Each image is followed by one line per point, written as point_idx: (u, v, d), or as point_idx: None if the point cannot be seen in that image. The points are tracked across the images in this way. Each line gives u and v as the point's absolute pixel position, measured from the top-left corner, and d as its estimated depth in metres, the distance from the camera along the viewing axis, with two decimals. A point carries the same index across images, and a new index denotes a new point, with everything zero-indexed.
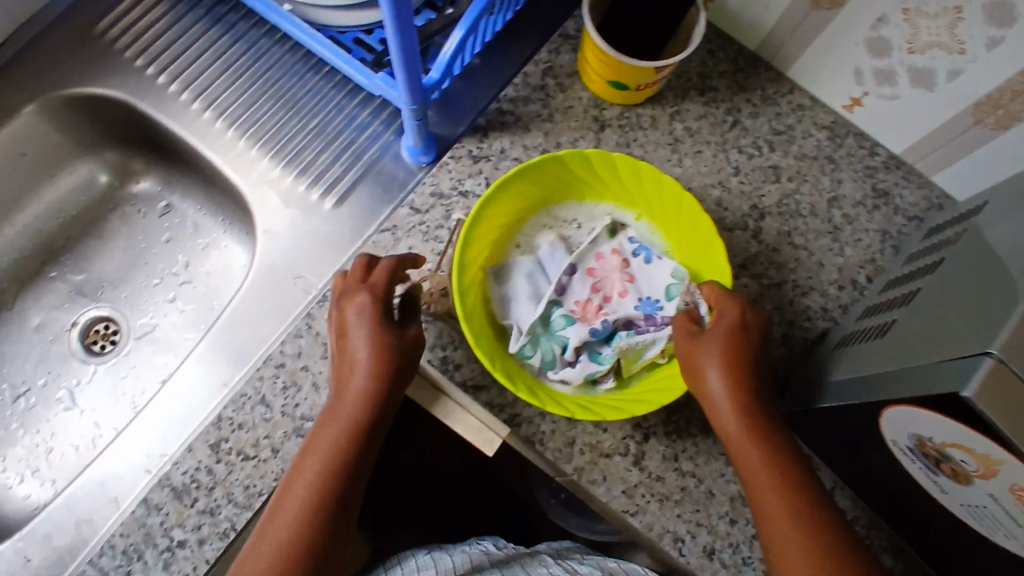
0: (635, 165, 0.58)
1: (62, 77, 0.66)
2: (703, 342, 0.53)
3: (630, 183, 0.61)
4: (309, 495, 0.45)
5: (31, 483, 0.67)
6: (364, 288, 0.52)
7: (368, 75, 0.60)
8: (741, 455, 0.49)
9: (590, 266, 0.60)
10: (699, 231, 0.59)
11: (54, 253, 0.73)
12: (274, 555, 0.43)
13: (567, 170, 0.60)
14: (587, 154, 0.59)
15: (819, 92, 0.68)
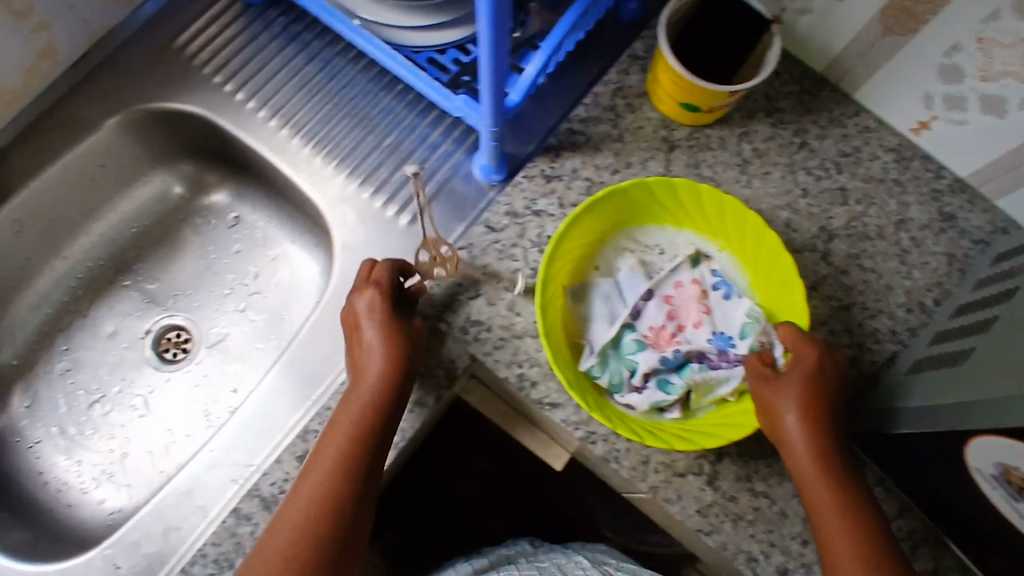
0: (720, 198, 0.60)
1: (142, 91, 0.67)
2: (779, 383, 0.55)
3: (711, 214, 0.62)
4: (330, 480, 0.51)
5: (107, 488, 0.69)
6: (371, 285, 0.58)
7: (448, 97, 0.62)
8: (815, 497, 0.52)
9: (664, 294, 0.61)
10: (778, 269, 0.59)
11: (127, 262, 0.75)
12: (298, 519, 0.50)
13: (652, 197, 0.61)
14: (670, 182, 0.60)
15: (885, 114, 0.68)
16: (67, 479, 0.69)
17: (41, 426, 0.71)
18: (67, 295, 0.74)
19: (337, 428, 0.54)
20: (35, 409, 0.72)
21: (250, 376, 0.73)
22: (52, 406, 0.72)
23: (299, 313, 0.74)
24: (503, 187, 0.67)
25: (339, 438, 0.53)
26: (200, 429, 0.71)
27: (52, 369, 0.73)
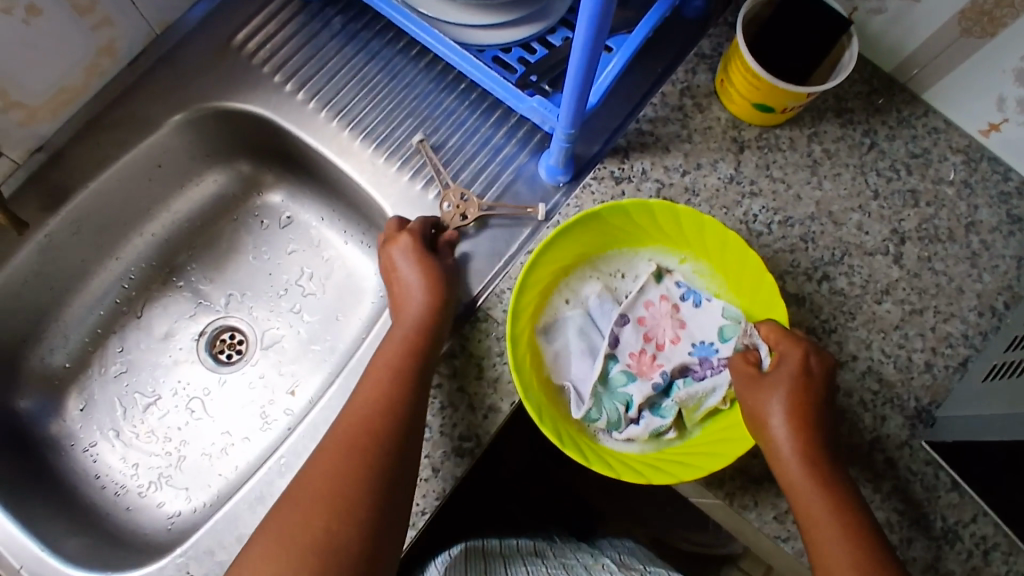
0: (676, 210, 0.58)
1: (200, 89, 0.68)
2: (765, 386, 0.53)
3: (670, 227, 0.61)
4: (354, 436, 0.49)
5: (166, 492, 0.68)
6: (404, 235, 0.61)
7: (523, 99, 0.61)
8: (806, 502, 0.50)
9: (641, 314, 0.60)
10: (749, 270, 0.59)
11: (181, 261, 0.75)
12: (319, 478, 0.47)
13: (607, 222, 0.60)
14: (625, 204, 0.59)
15: (955, 115, 0.67)
16: (124, 483, 0.68)
17: (95, 429, 0.70)
18: (121, 296, 0.73)
19: (371, 385, 0.53)
20: (89, 412, 0.71)
21: (307, 378, 0.72)
22: (107, 409, 0.71)
23: (357, 313, 0.73)
24: (569, 189, 0.66)
25: (370, 395, 0.52)
26: (257, 431, 0.70)
27: (107, 371, 0.72)
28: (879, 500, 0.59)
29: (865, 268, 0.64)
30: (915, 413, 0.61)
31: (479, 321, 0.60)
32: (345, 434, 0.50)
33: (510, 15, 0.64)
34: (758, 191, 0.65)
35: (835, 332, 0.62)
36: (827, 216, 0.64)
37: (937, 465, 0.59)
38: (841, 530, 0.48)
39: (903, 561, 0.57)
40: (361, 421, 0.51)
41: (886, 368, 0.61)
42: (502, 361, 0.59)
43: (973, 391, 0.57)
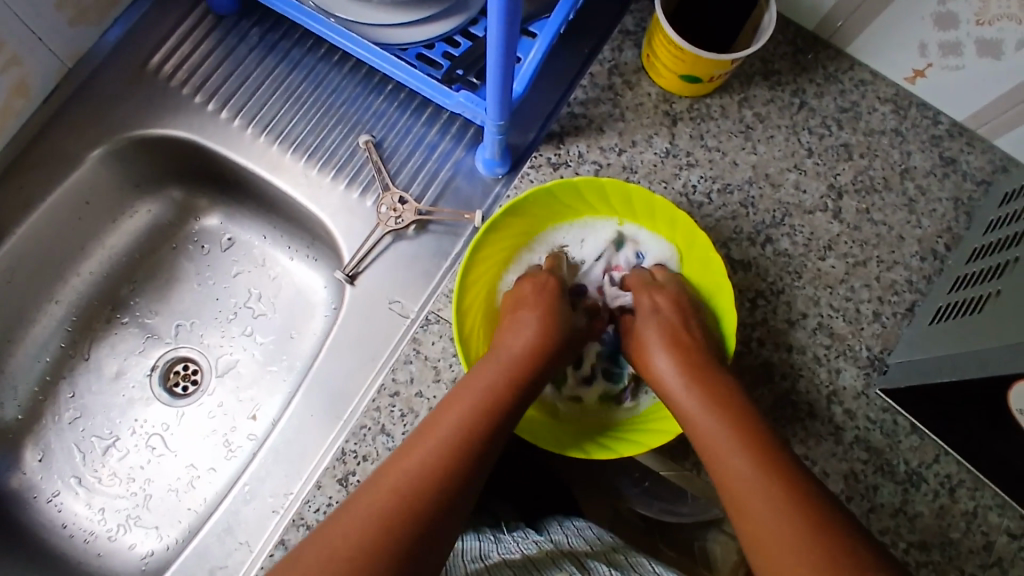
0: (598, 182, 0.58)
1: (121, 120, 0.66)
2: (659, 342, 0.58)
3: (594, 199, 0.62)
4: (433, 461, 0.45)
5: (136, 533, 0.67)
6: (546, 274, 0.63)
7: (450, 95, 0.60)
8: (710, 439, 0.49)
9: (596, 285, 0.68)
10: (679, 224, 0.60)
11: (124, 297, 0.74)
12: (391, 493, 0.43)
13: (534, 208, 0.61)
14: (550, 188, 0.58)
15: (879, 66, 0.68)
16: (92, 529, 0.67)
17: (56, 478, 0.68)
18: (65, 340, 0.72)
19: (440, 423, 0.48)
20: (48, 462, 0.69)
21: (267, 400, 0.71)
22: (65, 457, 0.69)
23: (310, 328, 0.72)
24: (508, 180, 0.66)
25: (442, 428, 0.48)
26: (222, 460, 0.69)
27: (61, 419, 0.70)
28: (843, 452, 0.59)
29: (806, 226, 0.64)
30: (869, 362, 0.61)
31: (430, 323, 0.59)
32: (448, 427, 0.48)
33: (429, 12, 0.64)
34: (695, 161, 0.65)
35: (782, 293, 0.63)
36: (765, 179, 0.65)
37: (894, 412, 0.60)
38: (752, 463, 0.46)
39: (873, 508, 0.58)
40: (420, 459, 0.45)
41: (836, 322, 0.62)
42: (458, 362, 0.58)
43: (924, 338, 0.58)
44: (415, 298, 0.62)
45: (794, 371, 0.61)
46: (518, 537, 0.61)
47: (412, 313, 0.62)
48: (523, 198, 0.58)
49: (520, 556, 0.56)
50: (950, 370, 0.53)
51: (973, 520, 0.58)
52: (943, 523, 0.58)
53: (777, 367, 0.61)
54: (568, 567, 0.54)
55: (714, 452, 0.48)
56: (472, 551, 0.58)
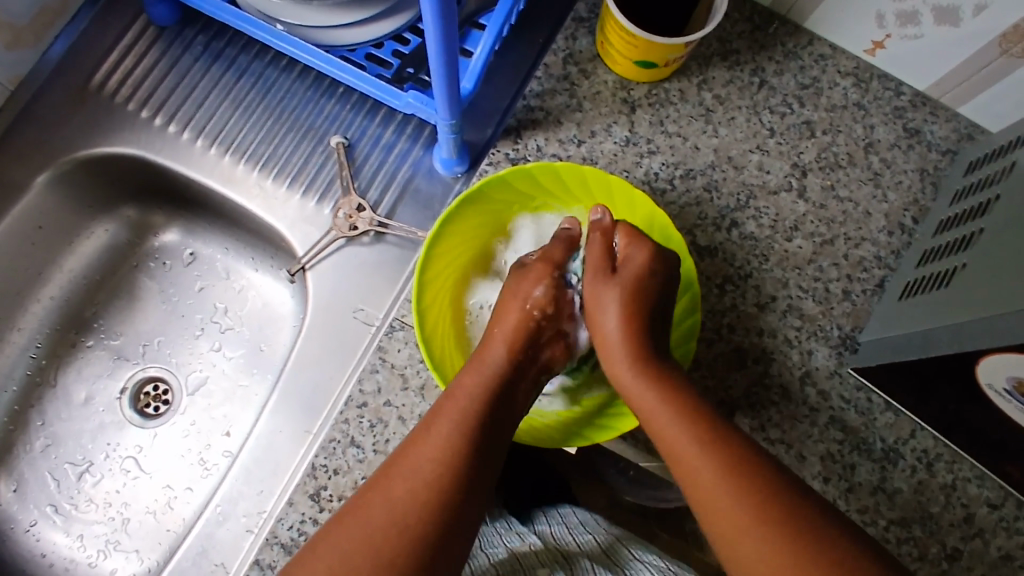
0: (552, 168, 0.58)
1: (69, 141, 0.66)
2: (608, 285, 0.58)
3: (549, 182, 0.60)
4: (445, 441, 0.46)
5: (116, 557, 0.66)
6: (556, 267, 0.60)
7: (399, 96, 0.58)
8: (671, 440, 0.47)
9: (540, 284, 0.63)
10: (637, 205, 0.59)
11: (87, 320, 0.73)
12: (416, 477, 0.44)
13: (486, 197, 0.59)
14: (503, 176, 0.57)
15: (838, 40, 0.67)
16: (72, 557, 0.66)
17: (32, 507, 0.67)
18: (31, 368, 0.70)
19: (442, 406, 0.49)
20: (23, 491, 0.68)
21: (240, 414, 0.70)
22: (40, 486, 0.68)
23: (279, 340, 0.71)
24: (468, 177, 0.65)
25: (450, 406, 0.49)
26: (199, 479, 0.68)
27: (32, 448, 0.69)
28: (819, 433, 0.59)
29: (772, 208, 0.63)
30: (840, 341, 0.61)
31: (395, 330, 0.58)
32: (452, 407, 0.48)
33: (310, 20, 0.61)
34: (656, 148, 0.64)
35: (751, 277, 0.62)
36: (727, 162, 0.64)
37: (868, 389, 0.60)
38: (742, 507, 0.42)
39: (851, 488, 0.58)
40: (431, 453, 0.45)
41: (806, 303, 0.62)
42: (425, 367, 0.57)
43: (894, 312, 0.58)
44: (380, 305, 0.61)
45: (766, 355, 0.60)
46: (507, 533, 0.61)
47: (377, 321, 0.61)
48: (475, 190, 0.57)
49: (504, 555, 0.55)
50: (916, 347, 0.52)
51: (952, 493, 0.58)
52: (923, 498, 0.58)
53: (748, 351, 0.60)
54: (550, 565, 0.52)
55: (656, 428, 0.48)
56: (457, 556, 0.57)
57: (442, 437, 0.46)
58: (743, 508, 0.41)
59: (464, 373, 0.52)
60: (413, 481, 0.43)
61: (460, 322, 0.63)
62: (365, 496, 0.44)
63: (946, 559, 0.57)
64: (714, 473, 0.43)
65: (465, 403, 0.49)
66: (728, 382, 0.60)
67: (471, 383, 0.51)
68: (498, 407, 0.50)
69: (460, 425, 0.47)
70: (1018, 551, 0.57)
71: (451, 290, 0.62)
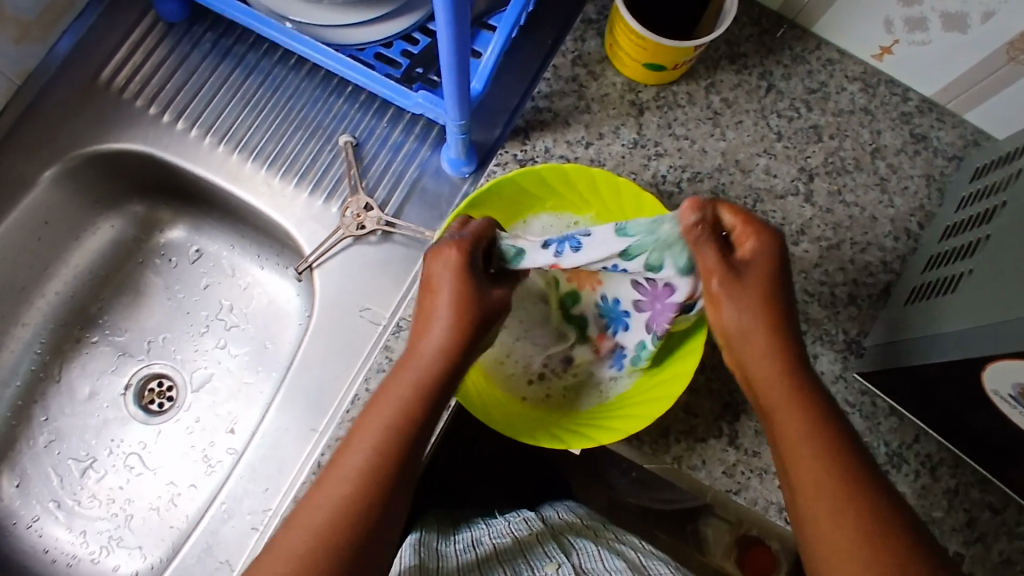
0: (561, 169, 0.58)
1: (76, 137, 0.66)
2: (727, 306, 0.49)
3: (557, 184, 0.60)
4: (375, 456, 0.44)
5: (119, 554, 0.66)
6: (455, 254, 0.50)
7: (408, 95, 0.58)
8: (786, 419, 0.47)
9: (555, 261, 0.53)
10: (645, 207, 0.59)
11: (92, 316, 0.73)
12: (346, 490, 0.43)
13: (495, 198, 0.59)
14: (512, 176, 0.58)
15: (846, 45, 0.67)
16: (75, 552, 0.66)
17: (35, 503, 0.67)
18: (35, 363, 0.70)
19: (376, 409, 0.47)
20: (26, 486, 0.68)
21: (244, 412, 0.70)
22: (43, 482, 0.68)
23: (284, 338, 0.71)
24: (476, 178, 0.65)
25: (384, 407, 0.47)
26: (202, 476, 0.68)
27: (36, 443, 0.69)
28: None
29: (778, 212, 0.64)
30: (845, 345, 0.61)
31: (402, 330, 0.58)
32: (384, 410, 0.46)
33: (320, 21, 0.62)
34: (663, 151, 0.64)
35: None
36: (735, 166, 0.64)
37: (873, 394, 0.60)
38: (837, 487, 0.44)
39: None
40: (354, 470, 0.44)
41: (811, 307, 0.62)
42: None
43: (899, 317, 0.58)
44: (386, 304, 0.61)
45: None
46: (513, 523, 0.62)
47: (384, 320, 0.61)
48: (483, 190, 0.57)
49: (508, 542, 0.57)
50: (923, 353, 0.52)
51: (954, 497, 0.58)
52: (926, 502, 0.58)
53: None
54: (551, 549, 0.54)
55: (793, 435, 0.46)
56: (461, 547, 0.57)
57: (366, 455, 0.44)
58: (833, 480, 0.44)
59: (396, 370, 0.49)
60: (336, 497, 0.43)
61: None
62: (301, 506, 0.44)
63: None
64: (836, 483, 0.44)
65: (392, 413, 0.46)
66: (733, 385, 0.60)
67: (405, 385, 0.48)
68: (430, 413, 0.47)
69: (383, 439, 0.45)
70: (1019, 556, 0.57)
71: None
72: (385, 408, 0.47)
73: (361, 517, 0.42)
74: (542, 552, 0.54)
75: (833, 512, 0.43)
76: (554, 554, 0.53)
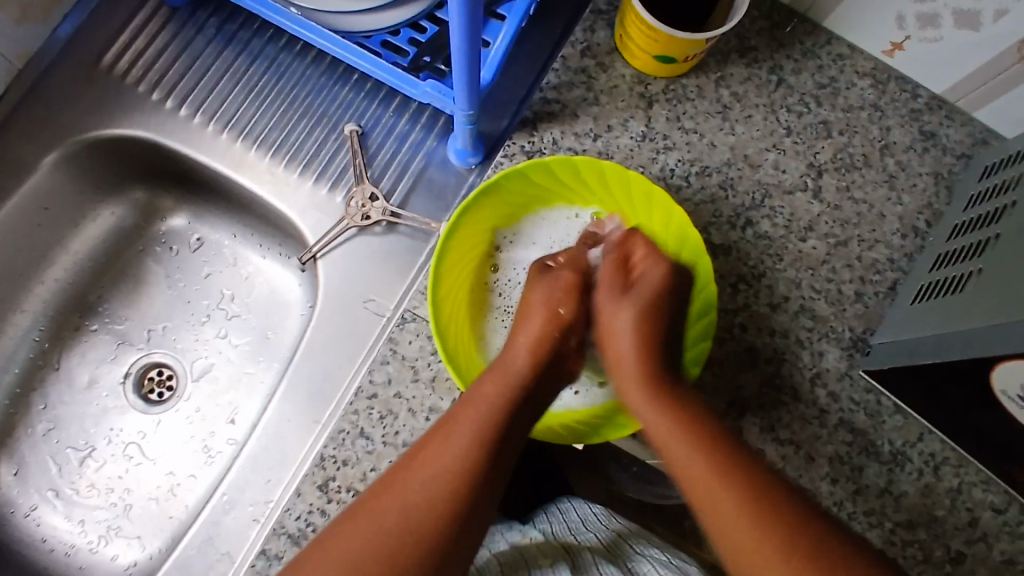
0: (571, 163, 0.57)
1: (76, 122, 0.65)
2: (620, 312, 0.60)
3: (567, 178, 0.60)
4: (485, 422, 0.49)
5: (117, 543, 0.65)
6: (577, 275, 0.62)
7: (416, 84, 0.57)
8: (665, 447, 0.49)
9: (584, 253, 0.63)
10: (655, 202, 0.59)
11: (90, 305, 0.72)
12: (466, 444, 0.47)
13: (504, 190, 0.59)
14: (522, 168, 0.57)
15: (857, 39, 0.66)
16: (73, 542, 0.65)
17: (33, 491, 0.67)
18: (34, 350, 0.70)
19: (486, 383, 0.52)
20: (24, 475, 0.67)
21: (245, 402, 0.69)
22: (41, 470, 0.68)
23: (286, 328, 0.71)
24: (483, 169, 0.64)
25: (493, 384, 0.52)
26: (202, 466, 0.67)
27: (34, 431, 0.68)
28: (828, 434, 0.59)
29: (786, 208, 0.63)
30: (851, 342, 0.61)
31: (407, 322, 0.58)
32: (493, 389, 0.51)
33: (324, 5, 0.61)
34: (672, 145, 0.63)
35: (764, 277, 0.62)
36: (744, 160, 0.64)
37: (878, 392, 0.60)
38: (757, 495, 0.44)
39: (859, 489, 0.58)
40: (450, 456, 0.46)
41: (818, 304, 0.62)
42: (436, 360, 0.57)
43: (906, 315, 0.57)
44: (391, 297, 0.61)
45: (778, 355, 0.60)
46: (510, 528, 0.60)
47: (388, 312, 0.60)
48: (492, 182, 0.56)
49: (506, 553, 0.55)
50: (928, 351, 0.52)
51: (958, 496, 0.58)
52: (929, 502, 0.58)
53: (760, 352, 0.60)
54: (551, 559, 0.51)
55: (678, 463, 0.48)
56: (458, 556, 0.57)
57: (461, 442, 0.47)
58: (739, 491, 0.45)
59: (489, 374, 0.53)
60: (453, 446, 0.47)
61: (471, 316, 0.63)
62: (418, 452, 0.47)
63: (950, 562, 0.57)
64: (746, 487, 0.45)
65: (485, 409, 0.49)
66: (738, 382, 0.60)
67: (495, 389, 0.51)
68: (520, 409, 0.51)
69: (487, 414, 0.49)
70: (1021, 556, 0.57)
71: (463, 279, 0.62)
72: (473, 407, 0.50)
73: (458, 490, 0.45)
74: (542, 564, 0.51)
75: (714, 496, 0.45)
76: (562, 573, 0.50)
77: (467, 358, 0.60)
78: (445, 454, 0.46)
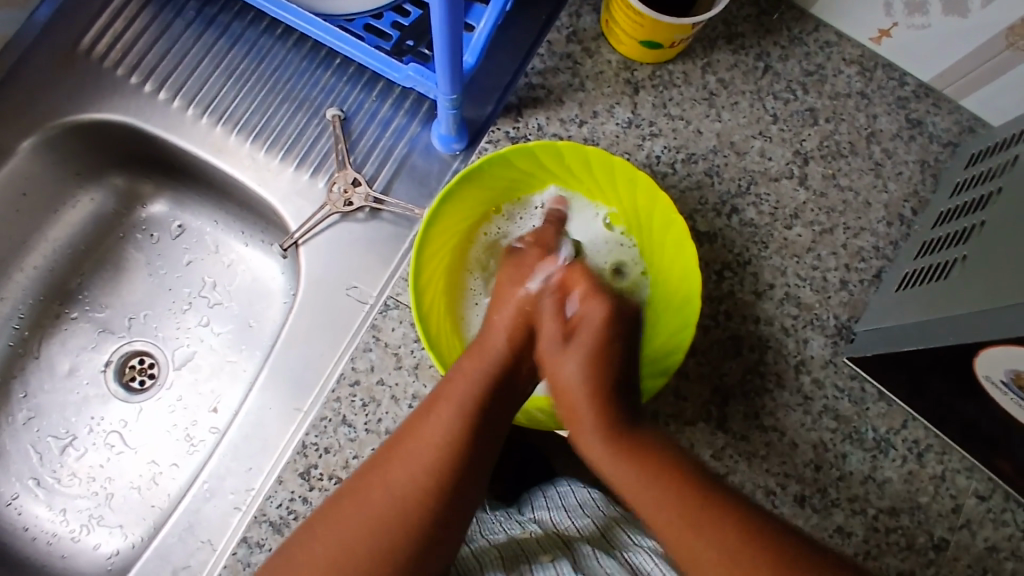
0: (554, 147, 0.57)
1: (54, 107, 0.64)
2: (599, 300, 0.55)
3: (551, 163, 0.60)
4: (452, 429, 0.46)
5: (100, 532, 0.65)
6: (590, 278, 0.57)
7: (398, 68, 0.57)
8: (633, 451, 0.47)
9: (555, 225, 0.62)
10: (640, 187, 0.58)
11: (70, 293, 0.71)
12: (439, 448, 0.45)
13: (486, 173, 0.58)
14: (505, 153, 0.56)
15: (844, 26, 0.66)
16: (55, 531, 0.65)
17: (14, 481, 0.66)
18: (14, 339, 0.69)
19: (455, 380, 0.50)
20: (5, 463, 0.67)
21: (228, 390, 0.69)
22: (22, 459, 0.67)
23: (269, 316, 0.70)
24: (467, 155, 0.63)
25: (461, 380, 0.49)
26: (185, 455, 0.67)
27: (14, 420, 0.68)
28: (812, 421, 0.59)
29: (772, 195, 0.63)
30: (836, 330, 0.61)
31: (390, 309, 0.58)
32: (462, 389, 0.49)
33: None
34: (658, 131, 0.63)
35: (749, 264, 0.62)
36: (729, 147, 0.63)
37: (862, 379, 0.60)
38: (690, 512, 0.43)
39: (842, 476, 0.58)
40: (399, 491, 0.44)
41: (803, 292, 0.61)
42: (419, 348, 0.57)
43: (890, 303, 0.57)
44: (374, 283, 0.60)
45: (762, 343, 0.60)
46: (505, 519, 0.59)
47: (371, 299, 0.59)
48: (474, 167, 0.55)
49: (506, 542, 0.54)
50: (911, 338, 0.52)
51: (941, 483, 0.58)
52: (912, 488, 0.58)
53: (745, 339, 0.60)
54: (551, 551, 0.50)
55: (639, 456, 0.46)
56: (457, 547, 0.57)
57: (413, 475, 0.44)
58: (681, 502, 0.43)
59: (463, 361, 0.51)
60: (425, 461, 0.45)
61: (457, 301, 0.63)
62: (386, 470, 0.45)
63: (932, 549, 0.57)
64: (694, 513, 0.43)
65: (446, 419, 0.47)
66: (723, 368, 0.60)
67: (457, 395, 0.48)
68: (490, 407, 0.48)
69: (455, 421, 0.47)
70: (1003, 543, 0.57)
71: (446, 264, 0.62)
72: (450, 396, 0.48)
73: (428, 510, 0.44)
74: (544, 557, 0.50)
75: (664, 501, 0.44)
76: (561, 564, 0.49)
77: (450, 344, 0.59)
78: (406, 473, 0.45)
